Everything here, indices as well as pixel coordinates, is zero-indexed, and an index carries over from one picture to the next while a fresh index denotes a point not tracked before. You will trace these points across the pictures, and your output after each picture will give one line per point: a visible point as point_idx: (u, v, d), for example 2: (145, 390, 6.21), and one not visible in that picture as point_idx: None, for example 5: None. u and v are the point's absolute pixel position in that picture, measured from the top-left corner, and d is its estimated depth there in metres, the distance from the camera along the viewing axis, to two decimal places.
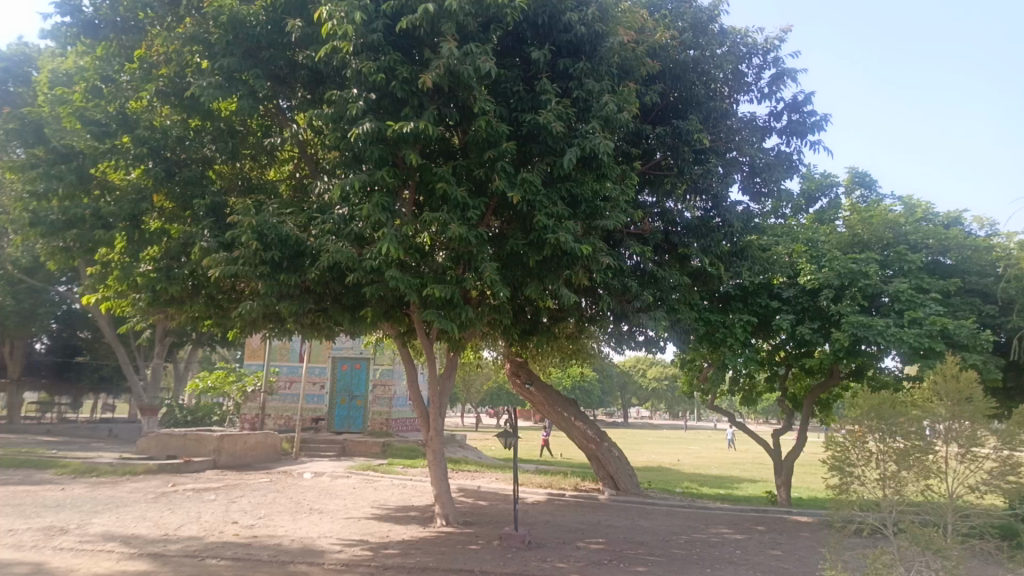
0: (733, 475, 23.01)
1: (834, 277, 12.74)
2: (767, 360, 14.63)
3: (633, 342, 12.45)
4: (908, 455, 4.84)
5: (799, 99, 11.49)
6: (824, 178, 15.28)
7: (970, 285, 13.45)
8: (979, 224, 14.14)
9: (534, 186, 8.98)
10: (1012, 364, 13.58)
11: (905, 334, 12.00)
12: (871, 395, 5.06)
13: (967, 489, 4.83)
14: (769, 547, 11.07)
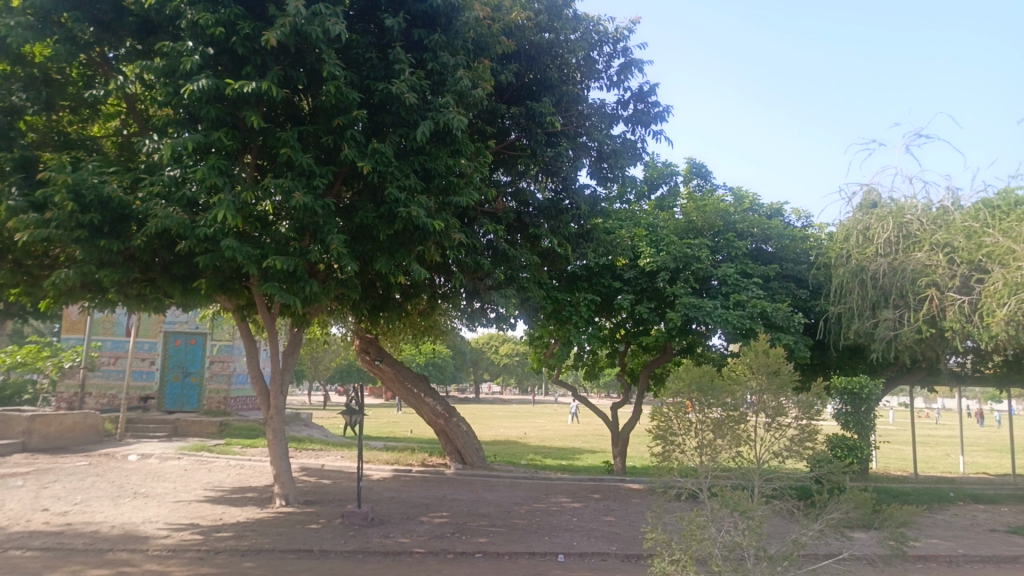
0: (575, 447, 24.06)
1: (670, 261, 13.55)
2: (609, 337, 15.34)
3: (485, 319, 12.60)
4: (723, 424, 5.25)
5: (644, 89, 12.00)
6: (665, 167, 16.17)
7: (787, 271, 14.76)
8: (797, 216, 15.56)
9: (385, 157, 8.79)
10: (818, 343, 15.09)
11: (730, 315, 12.99)
12: (694, 368, 5.40)
13: (772, 455, 5.28)
14: (604, 513, 11.68)
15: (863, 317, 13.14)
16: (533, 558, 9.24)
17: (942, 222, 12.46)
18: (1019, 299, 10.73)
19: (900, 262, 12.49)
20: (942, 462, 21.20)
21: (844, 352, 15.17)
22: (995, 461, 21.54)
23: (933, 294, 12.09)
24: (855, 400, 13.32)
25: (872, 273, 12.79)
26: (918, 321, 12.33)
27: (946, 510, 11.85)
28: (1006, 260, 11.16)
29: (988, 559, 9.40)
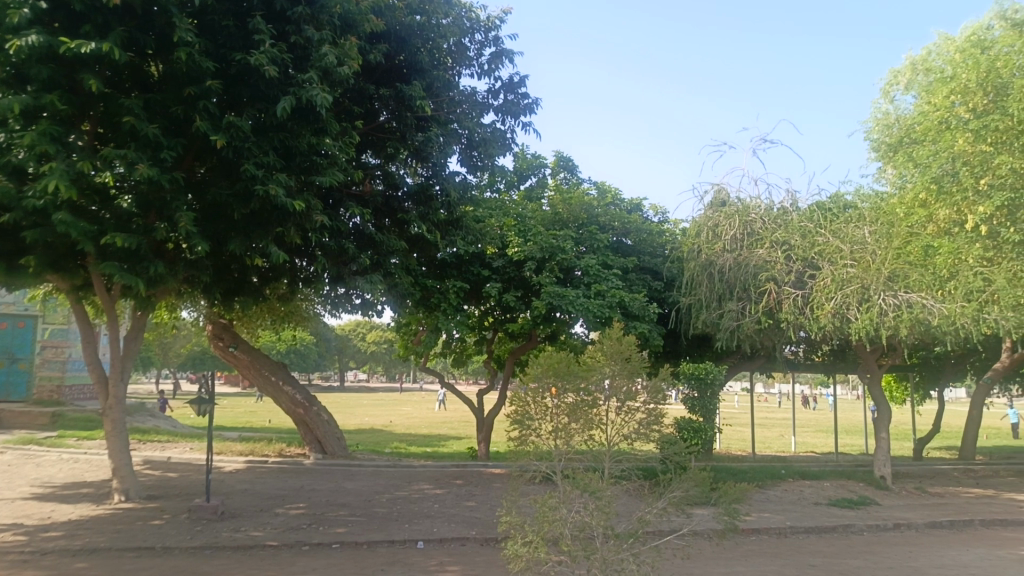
0: (440, 434, 24.07)
1: (536, 251, 13.83)
2: (477, 324, 15.46)
3: (349, 306, 12.32)
4: (577, 409, 5.40)
5: (514, 80, 12.11)
6: (534, 158, 16.44)
7: (645, 264, 15.46)
8: (655, 212, 16.32)
9: (241, 132, 8.36)
10: (671, 331, 15.95)
11: (591, 305, 13.44)
12: (550, 354, 5.52)
13: (622, 437, 5.49)
14: (465, 499, 11.78)
15: (710, 308, 13.93)
16: (393, 546, 9.17)
17: (783, 221, 13.55)
18: (844, 294, 12.35)
19: (744, 257, 13.44)
20: (778, 442, 23.06)
21: (694, 341, 16.14)
22: (822, 441, 23.68)
23: (772, 288, 13.05)
24: (701, 385, 14.13)
25: (720, 267, 13.64)
26: (758, 313, 13.23)
27: (778, 486, 12.91)
28: (834, 259, 12.71)
29: (811, 530, 10.34)
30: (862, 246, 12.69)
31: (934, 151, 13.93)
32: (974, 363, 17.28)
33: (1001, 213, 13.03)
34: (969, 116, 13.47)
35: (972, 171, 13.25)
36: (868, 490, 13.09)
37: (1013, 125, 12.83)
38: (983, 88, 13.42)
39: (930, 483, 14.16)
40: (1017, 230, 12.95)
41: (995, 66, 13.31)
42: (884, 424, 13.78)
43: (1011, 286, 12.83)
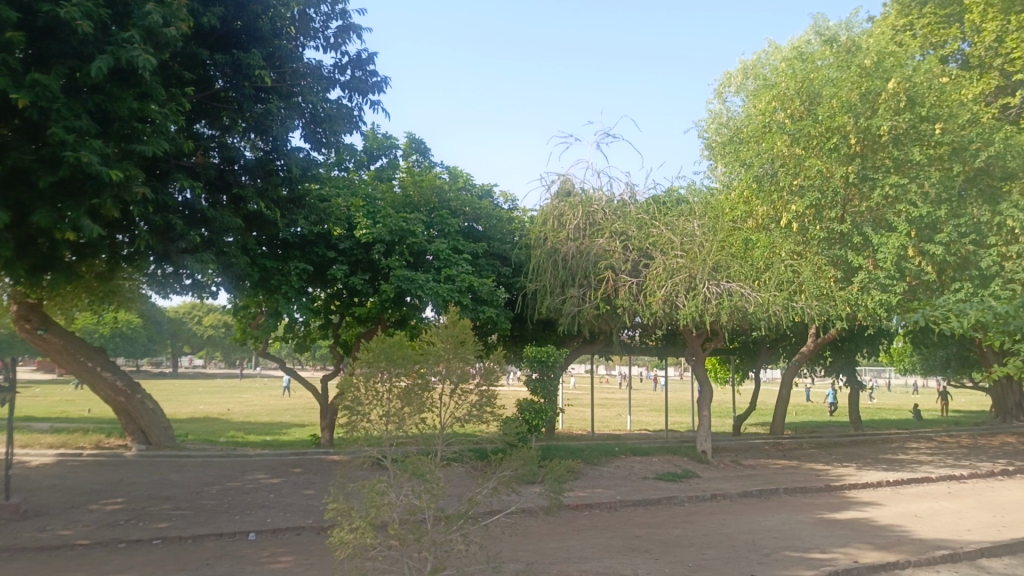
0: (282, 421, 23.21)
1: (385, 233, 13.55)
2: (322, 308, 15.02)
3: (179, 287, 11.53)
4: (410, 393, 5.31)
5: (362, 56, 11.79)
6: (385, 138, 16.16)
7: (494, 250, 15.60)
8: (505, 198, 16.57)
9: (49, 91, 7.55)
10: (518, 316, 16.31)
11: (440, 288, 13.43)
12: (382, 338, 5.40)
13: (455, 421, 5.46)
14: (302, 488, 11.44)
15: (554, 294, 14.31)
16: (221, 539, 8.73)
17: (622, 213, 14.11)
18: (673, 282, 13.21)
19: (585, 246, 13.91)
20: (615, 421, 24.26)
21: (539, 325, 16.60)
22: (654, 420, 25.21)
23: (610, 276, 13.70)
24: (542, 367, 14.53)
25: (564, 255, 14.03)
26: (597, 299, 13.85)
27: (611, 462, 13.60)
28: (666, 249, 13.52)
29: (638, 503, 11.00)
30: (691, 238, 13.58)
31: (756, 152, 15.15)
32: (786, 347, 19.06)
33: (810, 212, 14.48)
34: (787, 122, 14.75)
35: (787, 172, 14.66)
36: (691, 464, 14.10)
37: (823, 131, 14.22)
38: (799, 96, 14.76)
39: (744, 456, 15.50)
40: (822, 227, 14.45)
41: (809, 78, 14.68)
42: (707, 403, 14.90)
43: (816, 278, 14.30)
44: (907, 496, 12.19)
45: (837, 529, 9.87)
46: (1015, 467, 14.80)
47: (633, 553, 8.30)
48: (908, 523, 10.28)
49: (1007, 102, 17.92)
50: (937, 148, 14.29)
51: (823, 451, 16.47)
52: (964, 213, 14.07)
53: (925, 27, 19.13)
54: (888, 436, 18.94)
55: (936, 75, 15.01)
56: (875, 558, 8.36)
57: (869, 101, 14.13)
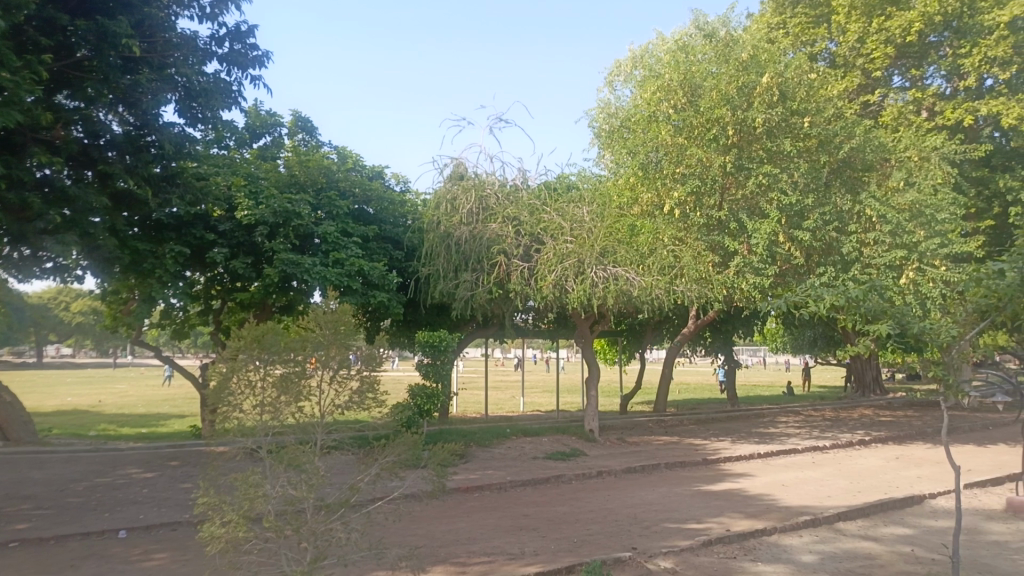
0: (159, 413, 22.00)
1: (269, 215, 13.01)
2: (201, 293, 14.36)
3: (39, 270, 10.70)
4: (287, 381, 5.15)
5: (241, 28, 11.24)
6: (269, 116, 15.53)
7: (385, 233, 15.26)
8: (396, 180, 16.28)
9: None
10: (411, 301, 16.18)
11: (328, 272, 13.09)
12: (254, 325, 5.20)
13: (334, 408, 5.35)
14: (180, 481, 10.92)
15: (446, 278, 14.17)
16: (87, 539, 8.21)
17: (514, 198, 14.26)
18: (563, 267, 13.47)
19: (478, 230, 13.92)
20: (507, 404, 24.54)
21: (432, 310, 16.49)
22: (545, 401, 25.69)
23: (502, 261, 13.80)
24: (435, 352, 14.12)
25: (456, 239, 13.93)
26: (490, 283, 13.86)
27: (502, 444, 13.76)
28: (556, 235, 13.82)
29: (527, 482, 11.20)
30: (580, 224, 13.91)
31: (642, 140, 15.50)
32: (670, 328, 19.87)
33: (691, 199, 15.07)
34: (671, 113, 15.25)
35: (670, 160, 15.13)
36: (579, 443, 14.49)
37: (703, 122, 14.86)
38: (682, 87, 15.29)
39: (629, 433, 16.10)
40: (702, 214, 15.11)
41: (691, 70, 15.26)
42: (594, 383, 15.33)
43: (696, 262, 14.88)
44: (776, 467, 13.05)
45: (713, 500, 10.43)
46: (871, 436, 16.12)
47: (521, 532, 8.45)
48: (776, 492, 11.01)
49: (868, 99, 19.32)
50: (805, 141, 15.28)
51: (702, 427, 17.32)
52: (828, 203, 15.11)
53: (796, 26, 20.29)
54: (760, 411, 20.16)
55: (806, 71, 16.04)
56: (745, 526, 8.90)
57: (745, 94, 14.89)
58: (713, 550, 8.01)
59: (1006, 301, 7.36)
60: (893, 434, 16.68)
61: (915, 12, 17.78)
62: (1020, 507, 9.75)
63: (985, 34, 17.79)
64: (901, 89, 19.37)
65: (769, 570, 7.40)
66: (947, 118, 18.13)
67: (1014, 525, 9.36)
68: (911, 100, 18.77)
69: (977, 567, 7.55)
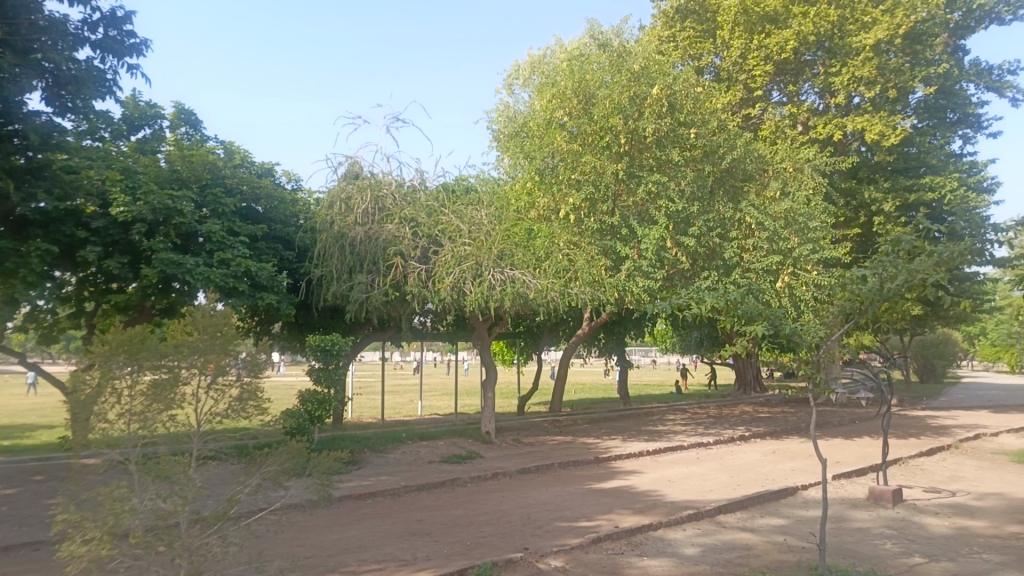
0: (22, 424, 20.36)
1: (147, 212, 12.29)
2: (71, 295, 13.41)
3: None
4: (159, 389, 4.88)
5: (117, 14, 10.59)
6: (148, 107, 14.68)
7: (275, 233, 14.72)
8: (287, 178, 15.77)
9: None
10: (302, 304, 15.71)
11: (212, 274, 12.55)
12: (121, 330, 4.89)
13: (211, 417, 5.11)
14: (45, 497, 10.15)
15: (340, 280, 13.85)
16: None
17: (411, 199, 14.13)
18: (461, 269, 13.44)
19: (374, 231, 13.67)
20: (403, 407, 24.26)
21: (325, 312, 16.08)
22: (443, 404, 25.60)
23: (398, 263, 13.61)
24: (327, 357, 13.64)
25: (351, 240, 13.63)
26: (386, 286, 13.64)
27: (397, 449, 13.58)
28: (454, 237, 13.80)
29: (422, 487, 11.10)
30: (478, 226, 13.96)
31: (538, 146, 15.71)
32: (565, 331, 20.24)
33: (585, 205, 15.39)
34: (566, 120, 15.58)
35: (566, 166, 15.43)
36: (475, 445, 14.52)
37: (597, 130, 15.25)
38: (576, 95, 15.62)
39: (525, 434, 16.28)
40: (595, 219, 15.47)
41: (586, 79, 15.63)
42: (491, 386, 15.39)
43: (590, 266, 15.19)
44: (664, 464, 13.54)
45: (603, 497, 10.70)
46: (751, 432, 17.01)
47: (414, 537, 8.37)
48: (663, 488, 11.42)
49: (749, 113, 20.41)
50: (692, 150, 15.97)
51: (595, 427, 17.73)
52: (712, 210, 15.81)
53: (685, 40, 21.14)
54: (650, 410, 20.88)
55: (693, 84, 16.76)
56: (633, 522, 9.18)
57: (637, 104, 15.37)
58: (602, 547, 8.20)
59: (867, 304, 7.91)
60: (771, 429, 17.68)
61: (791, 31, 18.99)
62: (880, 495, 10.52)
63: (853, 55, 19.15)
64: (779, 104, 20.57)
65: (654, 564, 7.65)
66: (820, 133, 19.40)
67: (874, 511, 10.09)
68: (787, 115, 19.97)
69: (842, 553, 8.09)
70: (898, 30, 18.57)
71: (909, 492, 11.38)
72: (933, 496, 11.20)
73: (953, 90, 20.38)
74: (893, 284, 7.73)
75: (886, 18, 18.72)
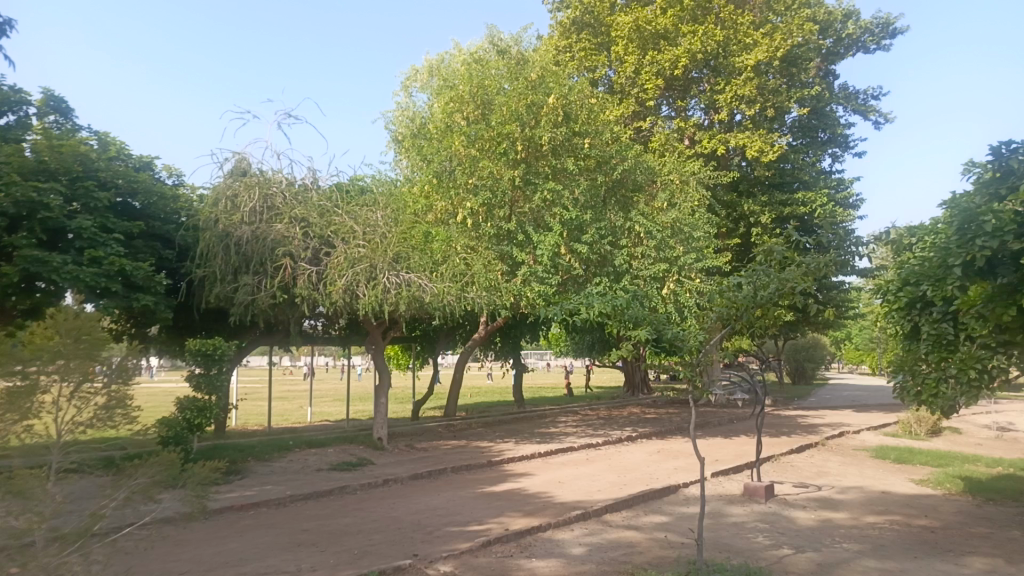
0: None
1: (8, 206, 11.35)
2: None
3: None
4: (13, 398, 4.50)
5: None
6: (11, 92, 13.53)
7: (154, 230, 13.93)
8: (168, 173, 14.98)
9: None
10: (182, 305, 14.98)
11: (82, 273, 11.74)
12: None
13: (72, 427, 4.81)
14: None
15: (224, 282, 13.21)
16: None
17: (302, 198, 13.79)
18: (353, 272, 13.18)
19: (262, 231, 13.22)
20: (292, 414, 23.51)
21: (208, 314, 15.36)
22: (334, 410, 25.01)
23: (288, 263, 13.20)
24: (208, 362, 12.99)
25: (236, 239, 13.09)
26: (274, 288, 13.17)
27: (283, 457, 13.17)
28: (347, 238, 13.58)
29: (309, 495, 10.81)
30: (372, 229, 13.80)
31: (436, 149, 15.66)
32: (461, 334, 20.25)
33: (482, 209, 15.50)
34: (464, 124, 15.63)
35: (464, 171, 15.45)
36: (365, 451, 14.29)
37: (494, 136, 15.38)
38: (474, 100, 15.70)
39: (418, 439, 16.15)
40: (492, 225, 15.60)
41: (484, 84, 15.76)
42: (384, 391, 15.15)
43: (486, 270, 15.23)
44: (554, 465, 13.79)
45: (494, 501, 10.76)
46: (638, 433, 17.61)
47: (299, 548, 8.13)
48: (553, 489, 11.62)
49: (640, 125, 21.16)
50: (586, 160, 16.42)
51: (489, 430, 17.83)
52: (604, 218, 16.27)
53: (581, 51, 21.69)
54: (543, 412, 21.22)
55: (587, 96, 17.21)
56: (522, 524, 9.30)
57: (533, 112, 15.60)
58: (491, 550, 8.26)
59: (742, 311, 8.34)
60: (657, 430, 18.36)
61: (681, 49, 19.85)
62: (755, 490, 11.13)
63: (736, 75, 20.22)
64: (668, 118, 21.45)
65: (542, 565, 7.77)
66: (704, 147, 20.38)
67: (749, 507, 10.67)
68: (676, 128, 20.85)
69: (718, 547, 8.49)
70: (776, 52, 19.77)
71: (780, 487, 12.11)
72: (802, 490, 11.96)
73: (823, 111, 22.03)
74: (766, 292, 8.24)
75: (766, 41, 19.88)
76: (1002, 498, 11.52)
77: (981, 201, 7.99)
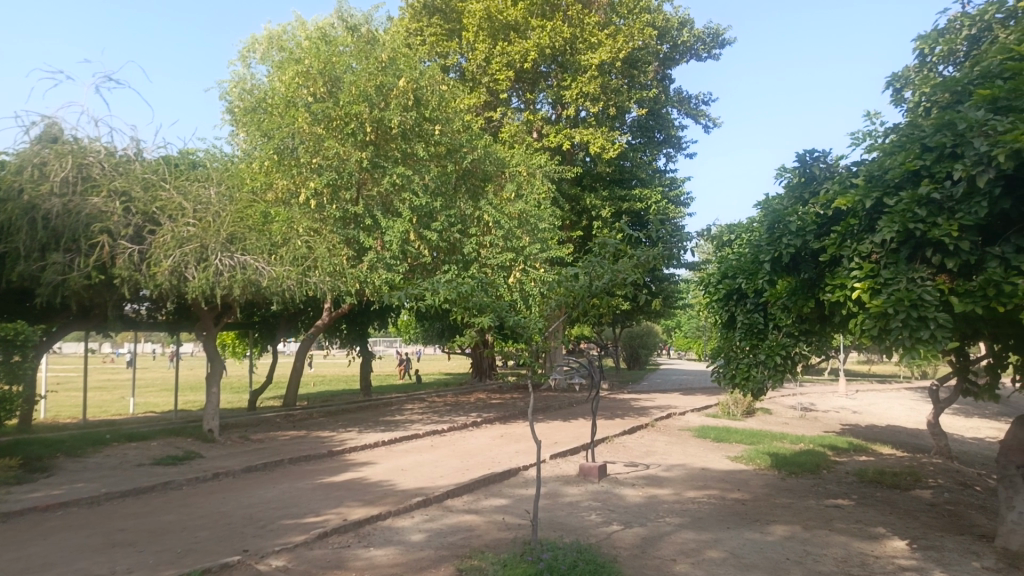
0: None
1: None
2: None
3: None
4: None
5: None
6: None
7: None
8: None
9: None
10: None
11: None
12: None
13: None
14: None
15: (28, 261, 11.97)
16: None
17: (123, 170, 12.71)
18: (182, 252, 12.32)
19: (74, 204, 12.00)
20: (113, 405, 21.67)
21: (10, 296, 13.76)
22: (160, 400, 23.29)
23: (105, 241, 12.06)
24: (8, 349, 11.55)
25: (44, 213, 11.83)
26: (88, 267, 12.06)
27: (98, 452, 12.09)
28: (174, 216, 12.58)
29: (128, 493, 10.02)
30: (204, 207, 12.90)
31: (278, 125, 14.97)
32: (303, 320, 19.57)
33: (327, 191, 15.12)
34: (310, 100, 15.08)
35: (307, 150, 14.95)
36: (194, 444, 13.46)
37: (342, 116, 14.96)
38: (321, 77, 15.18)
39: (253, 430, 15.42)
40: (337, 207, 15.29)
41: (331, 61, 15.22)
42: (216, 380, 14.34)
43: (330, 255, 14.76)
44: (397, 453, 13.70)
45: (332, 491, 10.51)
46: (482, 418, 17.89)
47: (114, 549, 7.53)
48: (394, 477, 11.54)
49: (491, 115, 21.40)
50: (435, 147, 16.35)
51: (331, 419, 17.37)
52: (453, 206, 16.36)
53: (432, 36, 21.51)
54: (388, 399, 21.03)
55: (439, 82, 17.08)
56: (361, 514, 9.16)
57: (382, 94, 15.29)
58: (327, 542, 8.07)
59: (578, 300, 8.70)
60: (500, 415, 18.74)
61: (531, 42, 20.29)
62: (588, 470, 11.66)
63: (581, 72, 20.90)
64: (518, 110, 21.82)
65: (380, 554, 7.70)
66: (551, 141, 20.95)
67: (583, 487, 11.16)
68: (524, 120, 21.30)
69: (553, 526, 8.82)
70: (619, 54, 20.63)
71: (612, 468, 12.77)
72: (632, 469, 12.68)
73: (660, 113, 23.33)
74: (600, 282, 8.62)
75: (610, 41, 20.65)
76: (802, 471, 12.83)
77: (789, 203, 8.81)
